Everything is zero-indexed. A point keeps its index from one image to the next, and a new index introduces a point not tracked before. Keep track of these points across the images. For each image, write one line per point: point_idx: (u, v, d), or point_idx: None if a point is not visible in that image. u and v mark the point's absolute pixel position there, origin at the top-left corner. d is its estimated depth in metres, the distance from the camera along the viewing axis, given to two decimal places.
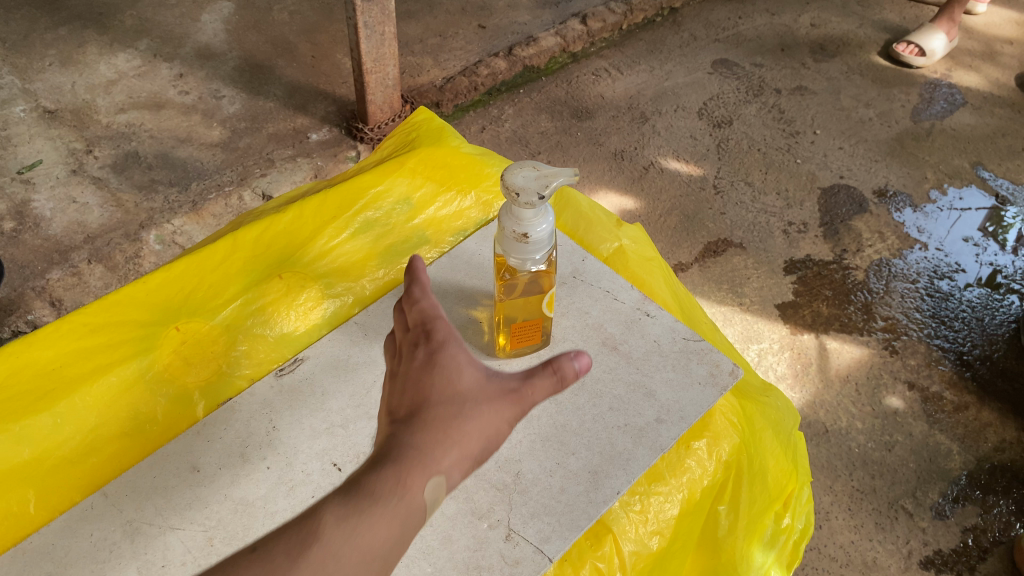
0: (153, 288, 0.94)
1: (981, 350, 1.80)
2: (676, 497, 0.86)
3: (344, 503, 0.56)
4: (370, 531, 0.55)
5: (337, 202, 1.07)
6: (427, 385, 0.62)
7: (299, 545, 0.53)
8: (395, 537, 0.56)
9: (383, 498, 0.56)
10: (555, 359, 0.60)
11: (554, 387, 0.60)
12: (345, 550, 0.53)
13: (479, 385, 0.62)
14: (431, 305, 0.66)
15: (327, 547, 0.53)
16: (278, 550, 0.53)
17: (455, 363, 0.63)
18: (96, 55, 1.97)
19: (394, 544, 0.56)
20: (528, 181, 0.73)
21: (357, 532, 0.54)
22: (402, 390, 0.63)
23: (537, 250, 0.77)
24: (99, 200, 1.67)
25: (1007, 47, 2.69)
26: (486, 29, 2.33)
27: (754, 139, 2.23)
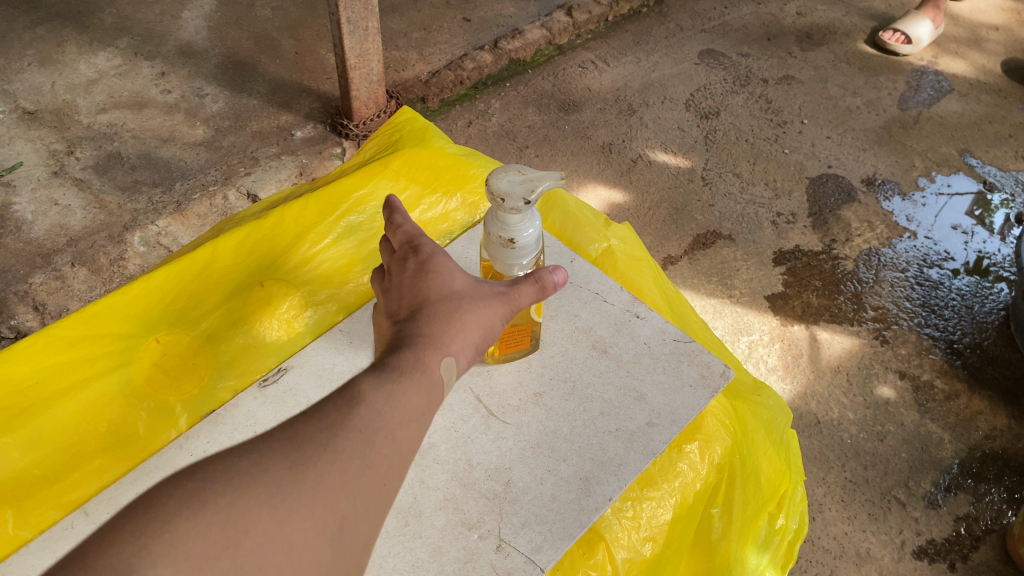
0: (132, 300, 0.93)
1: (971, 339, 1.80)
2: (669, 501, 0.85)
3: (378, 375, 0.63)
4: (405, 394, 0.62)
5: (320, 206, 1.06)
6: (426, 288, 0.72)
7: (346, 404, 0.60)
8: (425, 403, 0.64)
9: (410, 370, 0.64)
10: (537, 272, 0.73)
11: (537, 292, 0.73)
12: (388, 406, 0.61)
13: (471, 286, 0.73)
14: (413, 227, 0.78)
15: (373, 406, 0.61)
16: (329, 414, 0.60)
17: (448, 272, 0.74)
18: (76, 54, 1.94)
19: (424, 409, 0.63)
20: (513, 185, 0.71)
21: (395, 393, 0.62)
22: (399, 295, 0.73)
23: (523, 255, 0.77)
24: (81, 202, 1.64)
25: (992, 34, 2.68)
26: (471, 22, 2.30)
27: (741, 130, 2.22)
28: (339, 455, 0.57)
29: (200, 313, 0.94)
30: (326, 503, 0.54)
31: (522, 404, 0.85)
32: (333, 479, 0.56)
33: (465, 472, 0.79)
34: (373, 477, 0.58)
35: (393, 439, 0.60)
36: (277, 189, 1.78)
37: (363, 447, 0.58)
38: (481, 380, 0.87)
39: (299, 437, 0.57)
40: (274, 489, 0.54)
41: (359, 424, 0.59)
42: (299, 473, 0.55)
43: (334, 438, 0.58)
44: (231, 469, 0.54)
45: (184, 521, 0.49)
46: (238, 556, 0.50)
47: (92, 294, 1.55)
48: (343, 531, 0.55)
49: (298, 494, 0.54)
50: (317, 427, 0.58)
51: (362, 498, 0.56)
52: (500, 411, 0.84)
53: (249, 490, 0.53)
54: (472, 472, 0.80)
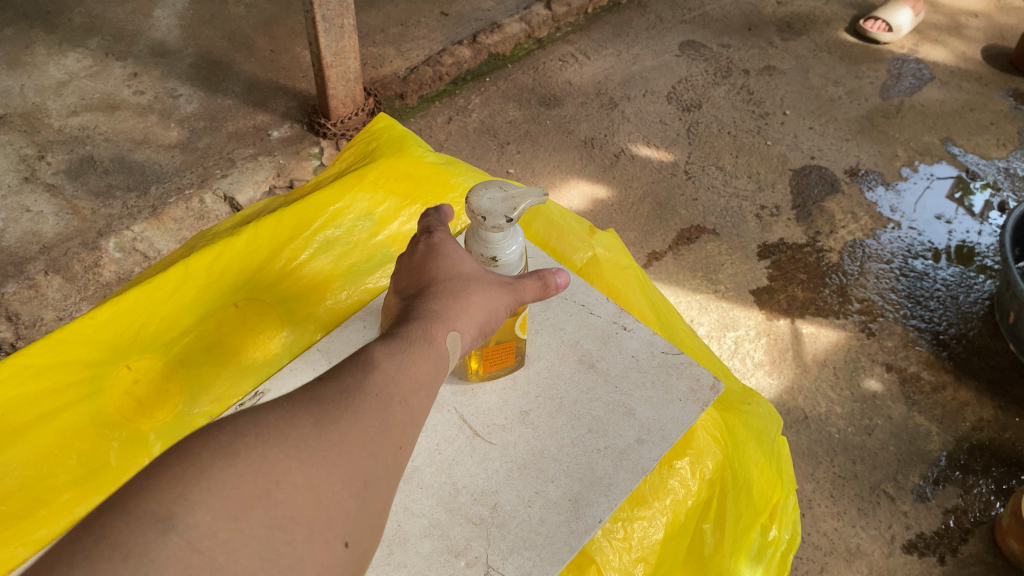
0: (100, 323, 0.91)
1: (957, 329, 1.79)
2: (660, 521, 0.85)
3: (389, 345, 0.64)
4: (414, 364, 0.62)
5: (294, 221, 1.05)
6: (433, 264, 0.72)
7: (361, 369, 0.60)
8: (435, 376, 0.64)
9: (417, 342, 0.65)
10: (543, 271, 0.73)
11: (539, 289, 0.72)
12: (400, 374, 0.61)
13: (479, 271, 0.72)
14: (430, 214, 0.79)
15: (385, 373, 0.61)
16: (345, 379, 0.60)
17: (457, 249, 0.73)
18: (45, 56, 1.88)
19: (433, 380, 0.63)
20: (494, 203, 0.69)
21: (404, 363, 0.62)
22: (408, 271, 0.74)
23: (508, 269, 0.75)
24: (54, 208, 1.59)
25: (972, 20, 2.67)
26: (449, 16, 2.27)
27: (724, 122, 2.20)
28: (358, 416, 0.57)
29: (173, 337, 0.93)
30: (350, 460, 0.54)
31: (508, 423, 0.83)
32: (355, 438, 0.55)
33: (451, 497, 0.77)
34: (390, 439, 0.57)
35: (407, 405, 0.60)
36: (254, 191, 1.74)
37: (380, 410, 0.58)
38: (465, 400, 0.85)
39: (319, 399, 0.57)
40: (302, 444, 0.53)
41: (375, 389, 0.59)
42: (324, 430, 0.54)
43: (352, 400, 0.58)
44: (260, 424, 0.53)
45: (219, 471, 0.49)
46: (271, 507, 0.49)
47: (67, 303, 1.52)
48: (366, 488, 0.54)
49: (324, 450, 0.53)
50: (335, 389, 0.58)
51: (381, 458, 0.56)
52: (485, 432, 0.82)
53: (278, 442, 0.52)
54: (458, 496, 0.77)
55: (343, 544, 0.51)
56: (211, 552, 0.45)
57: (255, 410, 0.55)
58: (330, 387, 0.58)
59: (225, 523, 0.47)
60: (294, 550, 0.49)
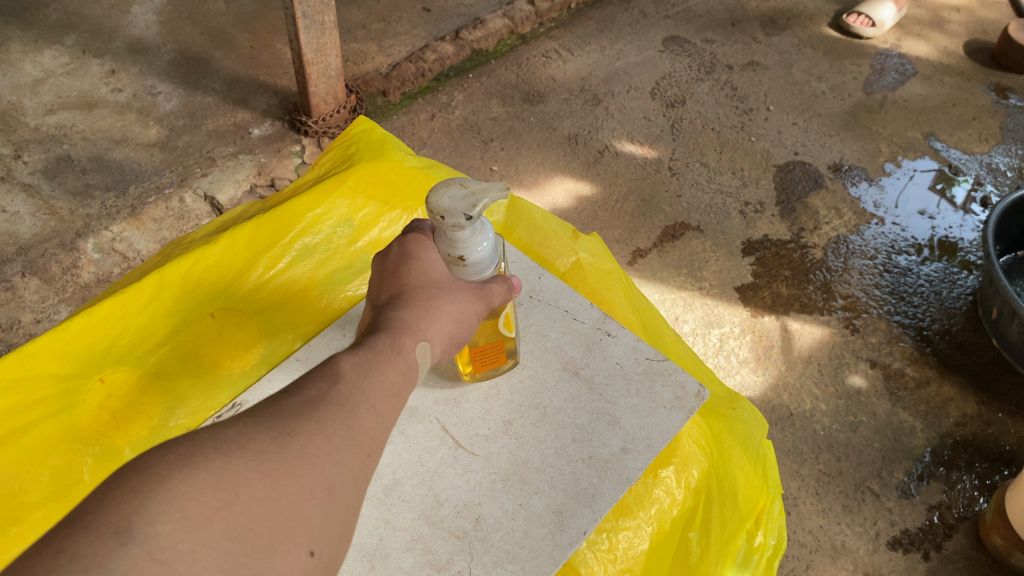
0: (74, 335, 0.89)
1: (940, 325, 1.79)
2: (645, 531, 0.84)
3: (356, 355, 0.61)
4: (384, 371, 0.61)
5: (271, 228, 1.04)
6: (406, 270, 0.71)
7: (326, 380, 0.58)
8: (405, 386, 0.62)
9: (385, 351, 0.63)
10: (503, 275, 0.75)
11: (507, 290, 0.74)
12: (367, 383, 0.59)
13: (450, 277, 0.71)
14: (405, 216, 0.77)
15: (351, 382, 0.58)
16: (310, 390, 0.57)
17: (431, 252, 0.72)
18: (20, 53, 1.84)
19: (402, 389, 0.62)
20: (454, 201, 0.67)
21: (374, 372, 0.60)
22: (382, 275, 0.72)
23: (485, 267, 0.73)
24: (30, 209, 1.57)
25: (954, 15, 2.68)
26: (431, 12, 2.24)
27: (708, 118, 2.20)
28: (322, 427, 0.54)
29: (148, 348, 0.92)
30: (313, 471, 0.51)
31: (491, 433, 0.83)
32: (318, 447, 0.53)
33: (433, 511, 0.77)
34: (358, 447, 0.55)
35: (375, 412, 0.58)
36: (235, 190, 1.72)
37: (346, 419, 0.55)
38: (448, 410, 0.84)
39: (282, 411, 0.54)
40: (262, 457, 0.50)
41: (340, 399, 0.57)
42: (284, 443, 0.52)
43: (315, 410, 0.55)
44: (219, 437, 0.50)
45: (176, 483, 0.46)
46: (230, 518, 0.46)
47: (45, 305, 1.49)
48: (331, 498, 0.51)
49: (286, 461, 0.51)
50: (296, 401, 0.56)
51: (349, 467, 0.53)
52: (468, 442, 0.82)
53: (238, 455, 0.49)
54: (440, 509, 0.77)
55: (308, 554, 0.48)
56: (171, 563, 0.43)
57: (216, 427, 0.53)
58: (293, 399, 0.55)
59: (184, 533, 0.44)
60: (254, 561, 0.46)
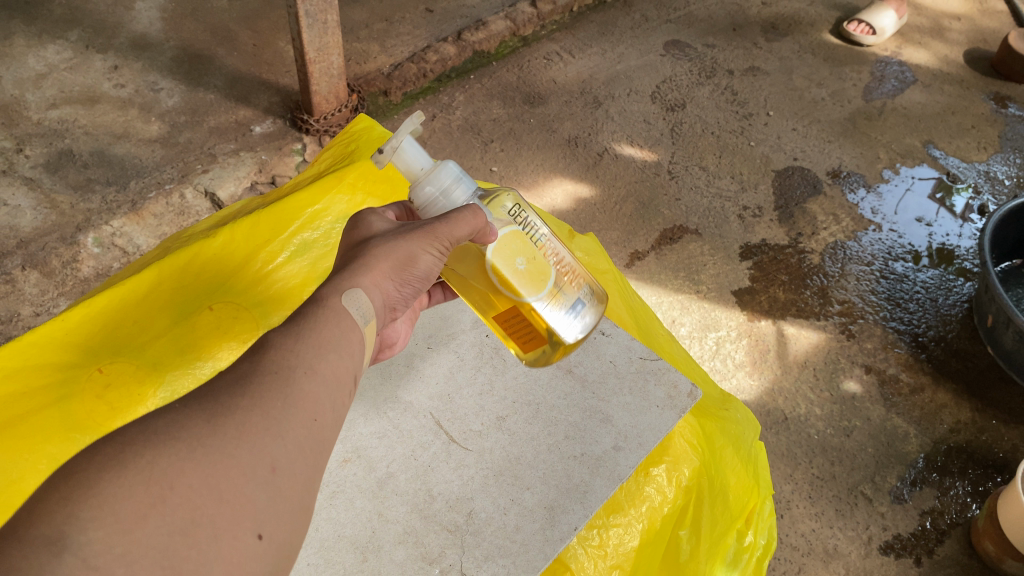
0: (72, 325, 0.91)
1: (935, 331, 1.80)
2: (636, 528, 0.86)
3: (290, 324, 0.63)
4: (316, 326, 0.63)
5: (271, 223, 1.06)
6: (350, 236, 0.76)
7: (258, 352, 0.60)
8: (347, 342, 0.64)
9: (323, 314, 0.64)
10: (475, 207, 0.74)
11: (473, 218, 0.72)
12: (300, 346, 0.60)
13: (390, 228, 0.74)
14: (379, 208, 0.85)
15: (284, 346, 0.60)
16: (243, 364, 0.58)
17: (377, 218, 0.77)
18: (24, 47, 1.84)
19: (343, 346, 0.63)
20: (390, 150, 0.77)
21: (306, 332, 0.62)
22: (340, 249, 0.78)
23: (455, 199, 0.77)
24: (31, 202, 1.57)
25: (954, 24, 2.69)
26: (434, 12, 2.25)
27: (707, 122, 2.20)
28: (258, 401, 0.55)
29: (146, 340, 0.93)
30: (253, 449, 0.53)
31: (484, 429, 0.84)
32: (257, 424, 0.54)
33: (426, 503, 0.78)
34: (300, 416, 0.56)
35: (312, 373, 0.59)
36: (236, 187, 1.73)
37: (282, 389, 0.57)
38: (442, 406, 0.86)
39: (215, 391, 0.55)
40: (195, 444, 0.51)
41: (274, 367, 0.58)
42: (218, 426, 0.53)
43: (249, 384, 0.56)
44: (149, 430, 0.51)
45: (106, 486, 0.48)
46: (166, 513, 0.48)
47: (44, 299, 1.50)
48: (275, 474, 0.53)
49: (222, 445, 0.52)
50: (230, 377, 0.57)
51: (293, 438, 0.55)
52: (462, 438, 0.83)
53: (168, 447, 0.50)
54: (433, 503, 0.78)
55: (255, 537, 0.50)
56: (107, 568, 0.45)
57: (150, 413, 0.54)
58: (225, 375, 0.57)
59: (118, 537, 0.46)
60: (196, 553, 0.47)
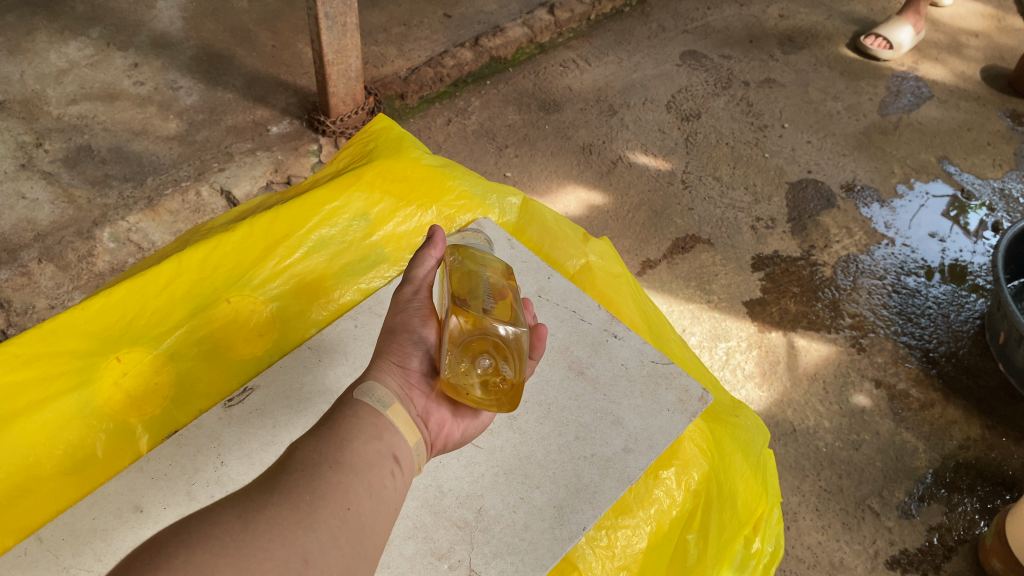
0: (92, 315, 0.94)
1: (946, 347, 1.79)
2: (643, 530, 0.87)
3: (314, 426, 0.68)
4: (341, 421, 0.68)
5: (289, 219, 1.07)
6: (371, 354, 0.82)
7: (283, 455, 0.65)
8: (371, 428, 0.68)
9: (347, 412, 0.70)
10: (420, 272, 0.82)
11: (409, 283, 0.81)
12: (324, 445, 0.65)
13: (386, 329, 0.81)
14: None
15: (308, 448, 0.65)
16: (269, 467, 0.63)
17: None
18: (46, 43, 1.86)
19: (367, 433, 0.68)
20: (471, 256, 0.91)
21: (328, 429, 0.67)
22: None
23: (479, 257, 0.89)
24: (49, 196, 1.58)
25: (972, 40, 2.69)
26: (452, 18, 2.26)
27: (722, 133, 2.21)
28: (288, 496, 0.59)
29: (164, 329, 0.94)
30: (285, 542, 0.56)
31: (495, 427, 0.87)
32: (287, 518, 0.58)
33: (436, 499, 0.80)
34: (331, 506, 0.60)
35: (339, 464, 0.64)
36: (251, 186, 1.74)
37: (308, 483, 0.61)
38: None
39: (247, 493, 0.60)
40: (227, 542, 0.54)
41: (300, 465, 0.63)
42: (248, 522, 0.56)
43: (276, 483, 0.61)
44: (183, 534, 0.54)
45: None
46: None
47: (60, 291, 1.52)
48: (308, 565, 0.56)
49: (255, 540, 0.55)
50: (259, 482, 0.61)
51: (326, 528, 0.59)
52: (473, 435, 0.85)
53: (203, 546, 0.53)
54: (442, 499, 0.81)
55: None
56: None
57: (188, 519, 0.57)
58: (256, 483, 0.61)
59: None
60: None
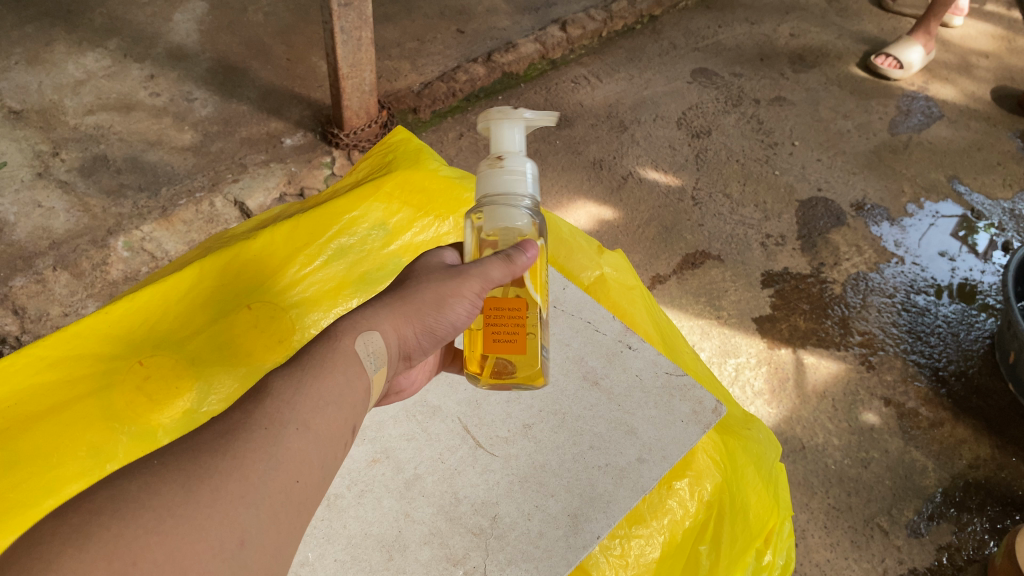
0: (115, 320, 0.97)
1: (956, 366, 1.79)
2: (657, 540, 0.89)
3: (292, 370, 0.63)
4: (319, 378, 0.63)
5: (308, 229, 1.10)
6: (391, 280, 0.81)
7: (251, 406, 0.59)
8: (348, 395, 0.64)
9: (328, 366, 0.65)
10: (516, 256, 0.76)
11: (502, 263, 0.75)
12: (297, 402, 0.60)
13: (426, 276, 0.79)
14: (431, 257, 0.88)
15: (279, 401, 0.59)
16: (232, 416, 0.58)
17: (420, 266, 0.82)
18: (64, 54, 1.88)
19: (342, 399, 0.63)
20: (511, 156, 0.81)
21: (306, 383, 0.62)
22: None
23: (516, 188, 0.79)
24: (65, 205, 1.60)
25: (982, 61, 2.70)
26: (465, 33, 2.27)
27: (732, 150, 2.22)
28: (240, 463, 0.54)
29: (185, 336, 0.98)
30: (226, 520, 0.51)
31: (511, 436, 0.89)
32: (233, 490, 0.52)
33: (452, 506, 0.82)
34: (282, 477, 0.55)
35: (304, 429, 0.59)
36: (265, 197, 1.76)
37: (265, 449, 0.55)
38: (468, 411, 0.91)
39: (199, 448, 0.54)
40: (166, 513, 0.49)
41: (266, 423, 0.57)
42: (192, 492, 0.51)
43: (233, 444, 0.55)
44: (119, 497, 0.49)
45: (68, 561, 0.44)
46: None
47: (74, 300, 1.52)
48: (243, 547, 0.51)
49: (193, 514, 0.50)
50: (214, 434, 0.55)
51: (270, 506, 0.53)
52: (488, 444, 0.88)
53: (137, 517, 0.48)
54: (459, 506, 0.82)
55: None
56: None
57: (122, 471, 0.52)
58: (212, 432, 0.55)
59: None
60: None
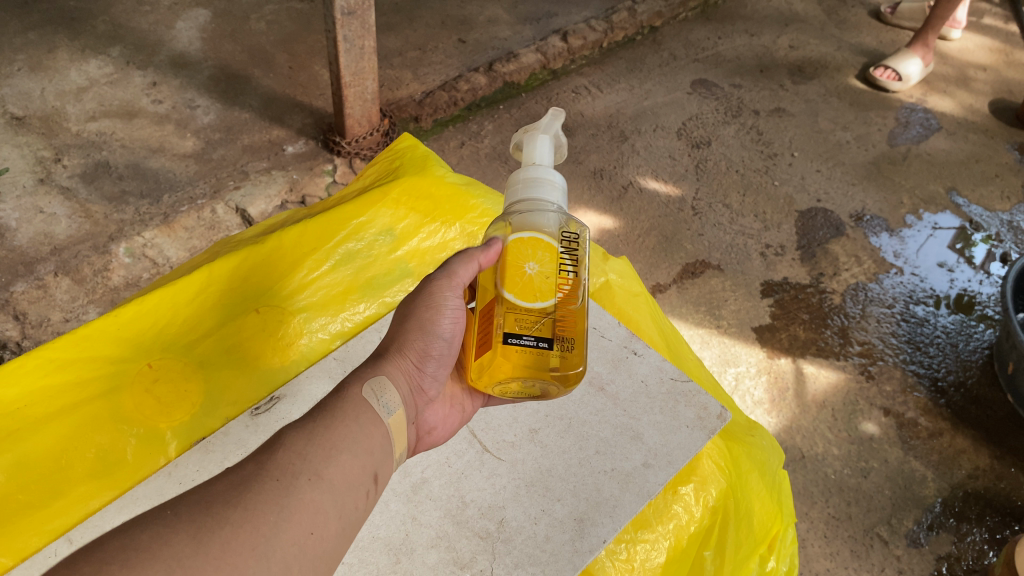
0: (124, 322, 0.97)
1: (955, 377, 1.80)
2: (662, 544, 0.90)
3: (304, 423, 0.67)
4: (332, 432, 0.67)
5: (317, 233, 1.11)
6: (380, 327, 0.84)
7: (264, 457, 0.63)
8: (362, 443, 0.68)
9: (337, 416, 0.69)
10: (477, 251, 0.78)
11: (470, 262, 0.77)
12: (307, 453, 0.64)
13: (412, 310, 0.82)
14: None
15: (291, 453, 0.64)
16: (247, 468, 0.62)
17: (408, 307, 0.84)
18: (67, 61, 1.89)
19: (357, 447, 0.67)
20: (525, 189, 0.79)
21: (319, 435, 0.66)
22: None
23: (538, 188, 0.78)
24: (67, 211, 1.60)
25: (980, 73, 2.72)
26: (466, 43, 2.28)
27: (732, 160, 2.23)
28: (251, 515, 0.58)
29: (195, 339, 0.99)
30: (234, 568, 0.55)
31: (517, 440, 0.90)
32: (244, 540, 0.56)
33: (459, 510, 0.83)
34: (294, 530, 0.59)
35: (316, 481, 0.63)
36: (267, 204, 1.76)
37: (277, 500, 0.60)
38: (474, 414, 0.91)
39: (213, 498, 0.58)
40: (176, 562, 0.53)
41: (278, 474, 0.62)
42: (202, 542, 0.54)
43: (245, 495, 0.59)
44: (131, 545, 0.52)
45: None
46: None
47: (75, 305, 1.53)
48: None
49: (202, 564, 0.53)
50: (227, 485, 0.60)
51: (281, 557, 0.58)
52: (495, 448, 0.89)
53: (152, 564, 0.51)
54: (465, 510, 0.83)
55: None
56: None
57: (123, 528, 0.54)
58: (225, 482, 0.60)
59: None
60: None
